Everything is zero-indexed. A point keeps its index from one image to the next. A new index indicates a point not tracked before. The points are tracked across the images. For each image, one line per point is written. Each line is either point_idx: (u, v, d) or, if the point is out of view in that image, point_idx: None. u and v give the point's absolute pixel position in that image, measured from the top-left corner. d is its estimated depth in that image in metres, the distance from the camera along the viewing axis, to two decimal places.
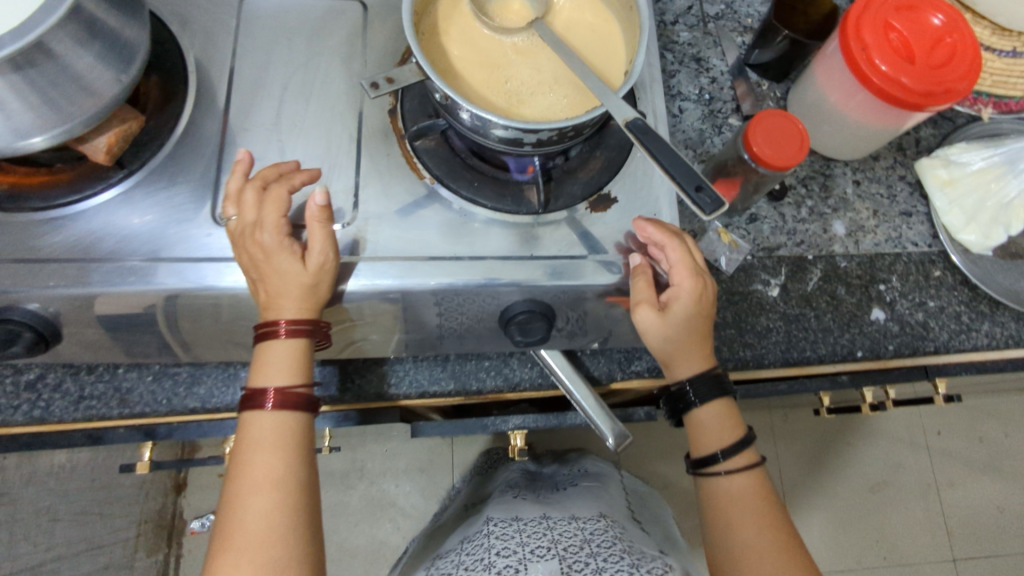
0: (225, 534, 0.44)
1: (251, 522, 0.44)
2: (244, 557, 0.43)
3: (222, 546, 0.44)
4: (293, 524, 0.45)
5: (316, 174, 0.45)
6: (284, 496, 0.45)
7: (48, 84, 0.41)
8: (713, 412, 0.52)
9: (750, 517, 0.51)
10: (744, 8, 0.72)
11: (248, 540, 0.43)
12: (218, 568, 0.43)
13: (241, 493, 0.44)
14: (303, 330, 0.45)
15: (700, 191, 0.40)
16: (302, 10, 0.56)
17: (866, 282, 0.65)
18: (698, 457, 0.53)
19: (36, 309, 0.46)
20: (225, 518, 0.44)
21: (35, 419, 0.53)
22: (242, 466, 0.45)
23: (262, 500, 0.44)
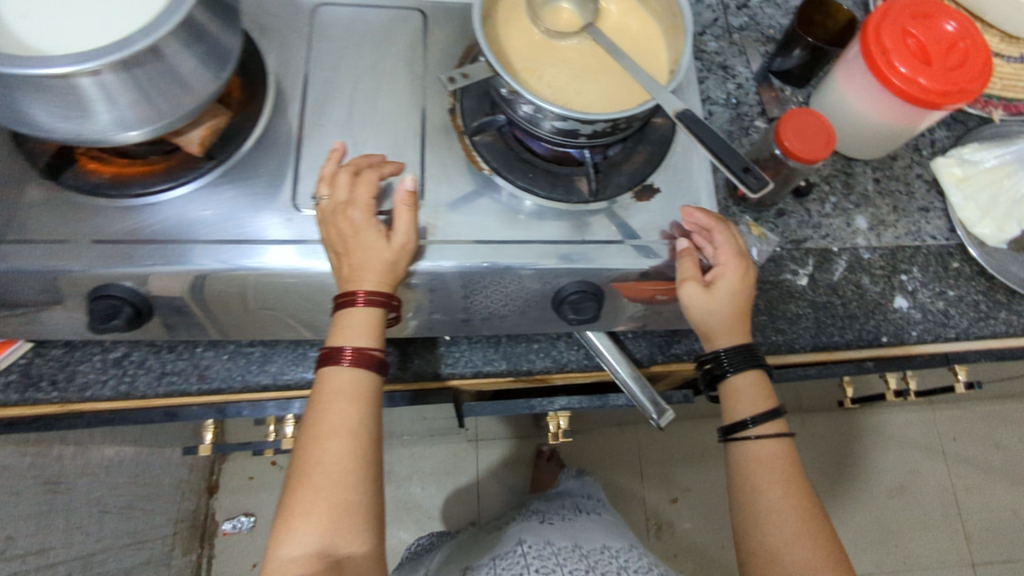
0: (303, 472, 0.48)
1: (329, 463, 0.48)
2: (320, 495, 0.47)
3: (300, 482, 0.47)
4: (364, 470, 0.49)
5: (404, 164, 0.52)
6: (358, 443, 0.49)
7: (148, 84, 0.45)
8: (750, 380, 0.56)
9: (775, 480, 0.54)
10: (766, 20, 0.78)
11: (326, 480, 0.47)
12: (295, 503, 0.47)
13: (320, 435, 0.48)
14: (380, 302, 0.50)
15: (747, 171, 0.44)
16: (370, 20, 0.61)
17: (889, 272, 0.69)
18: (728, 423, 0.56)
19: (132, 288, 0.51)
20: (303, 457, 0.48)
21: (121, 394, 0.58)
22: (322, 412, 0.49)
23: (340, 444, 0.48)
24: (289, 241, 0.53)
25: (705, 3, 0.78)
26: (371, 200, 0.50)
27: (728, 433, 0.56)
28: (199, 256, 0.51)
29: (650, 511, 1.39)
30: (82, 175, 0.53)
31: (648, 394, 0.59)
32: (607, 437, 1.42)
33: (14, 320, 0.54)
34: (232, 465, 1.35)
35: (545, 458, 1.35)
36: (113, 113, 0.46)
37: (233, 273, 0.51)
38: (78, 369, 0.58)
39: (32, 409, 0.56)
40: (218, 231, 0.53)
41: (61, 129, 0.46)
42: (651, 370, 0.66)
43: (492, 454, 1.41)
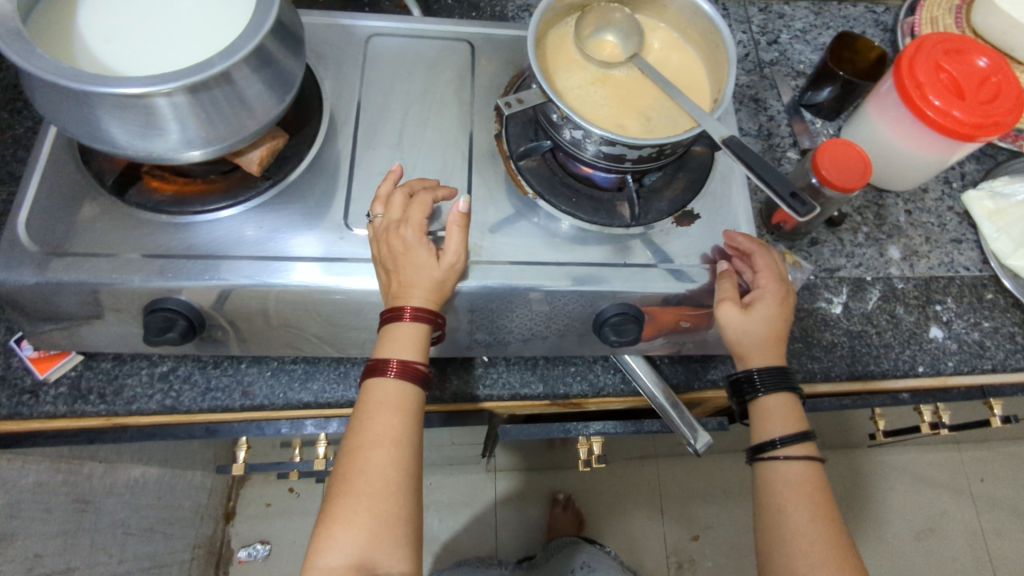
0: (346, 480, 0.48)
1: (372, 472, 0.48)
2: (362, 503, 0.47)
3: (342, 490, 0.48)
4: (406, 481, 0.49)
5: (458, 187, 0.53)
6: (401, 454, 0.49)
7: (216, 105, 0.47)
8: (780, 401, 0.56)
9: (802, 502, 0.53)
10: (796, 56, 0.81)
11: (368, 489, 0.47)
12: (336, 510, 0.47)
13: (364, 444, 0.49)
14: (425, 319, 0.50)
15: (794, 196, 0.45)
16: (422, 50, 0.65)
17: (923, 302, 0.69)
18: (756, 442, 0.56)
19: (187, 300, 0.53)
20: (346, 466, 0.49)
21: (166, 408, 0.59)
22: (366, 422, 0.50)
23: (382, 454, 0.49)
24: (313, 258, 0.54)
25: (736, 40, 0.81)
26: (424, 220, 0.52)
27: (756, 452, 0.56)
28: (226, 271, 0.52)
29: (671, 548, 1.36)
30: (145, 193, 0.55)
31: (684, 420, 0.59)
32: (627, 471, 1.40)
33: (67, 331, 0.56)
34: (250, 492, 1.34)
35: (561, 506, 1.33)
36: (182, 133, 0.48)
37: (259, 289, 0.53)
38: (126, 383, 0.59)
39: (80, 421, 0.58)
40: (269, 246, 0.54)
41: (133, 147, 0.48)
42: (686, 396, 0.67)
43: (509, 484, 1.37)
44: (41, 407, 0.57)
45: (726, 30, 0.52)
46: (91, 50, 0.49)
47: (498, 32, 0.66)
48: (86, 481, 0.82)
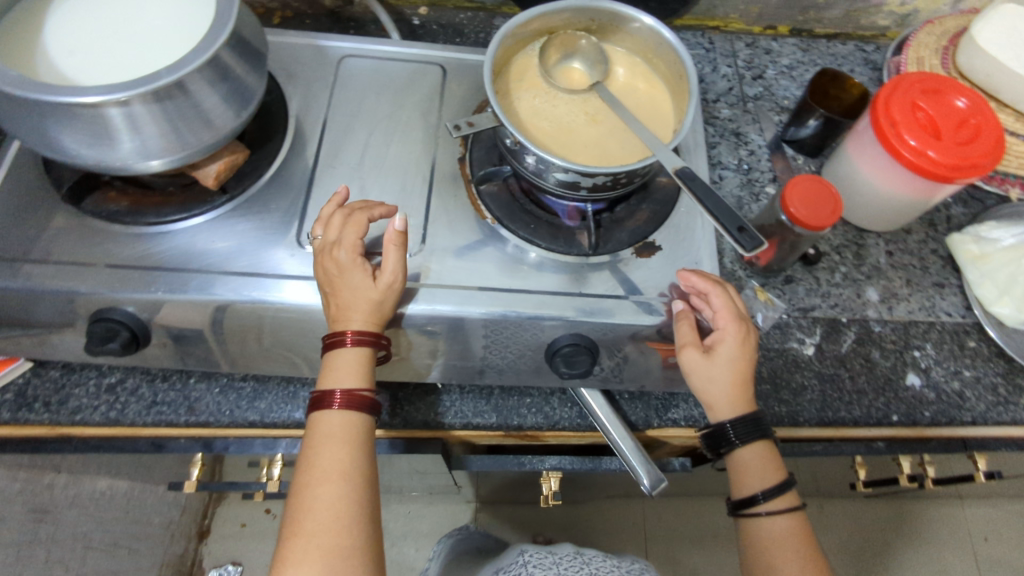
0: (294, 521, 0.46)
1: (321, 509, 0.46)
2: (312, 543, 0.45)
3: (292, 532, 0.46)
4: (359, 513, 0.47)
5: (393, 205, 0.52)
6: (351, 487, 0.47)
7: (178, 116, 0.47)
8: (757, 453, 0.54)
9: (792, 560, 0.51)
10: (781, 91, 0.80)
11: (317, 526, 0.45)
12: (288, 553, 0.45)
13: (311, 481, 0.47)
14: (367, 342, 0.49)
15: (742, 231, 0.45)
16: (394, 72, 0.65)
17: (901, 347, 0.67)
18: (738, 498, 0.54)
19: (133, 312, 0.53)
20: (295, 505, 0.47)
21: (110, 421, 0.59)
22: (312, 457, 0.48)
23: (332, 489, 0.47)
24: (302, 276, 0.54)
25: (720, 74, 0.81)
26: (358, 239, 0.50)
27: (737, 507, 0.54)
28: (219, 286, 0.52)
29: None
30: (102, 202, 0.55)
31: (639, 460, 0.57)
32: (612, 508, 1.34)
33: (16, 338, 0.55)
34: (226, 511, 1.32)
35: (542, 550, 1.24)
36: (137, 142, 0.48)
37: (257, 306, 0.52)
38: (72, 393, 0.60)
39: (25, 430, 0.58)
40: (253, 262, 0.54)
41: (87, 156, 0.48)
42: (647, 434, 0.65)
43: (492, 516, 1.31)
44: None
45: (689, 60, 0.52)
46: (52, 60, 0.50)
47: (471, 57, 0.67)
48: (46, 491, 0.81)
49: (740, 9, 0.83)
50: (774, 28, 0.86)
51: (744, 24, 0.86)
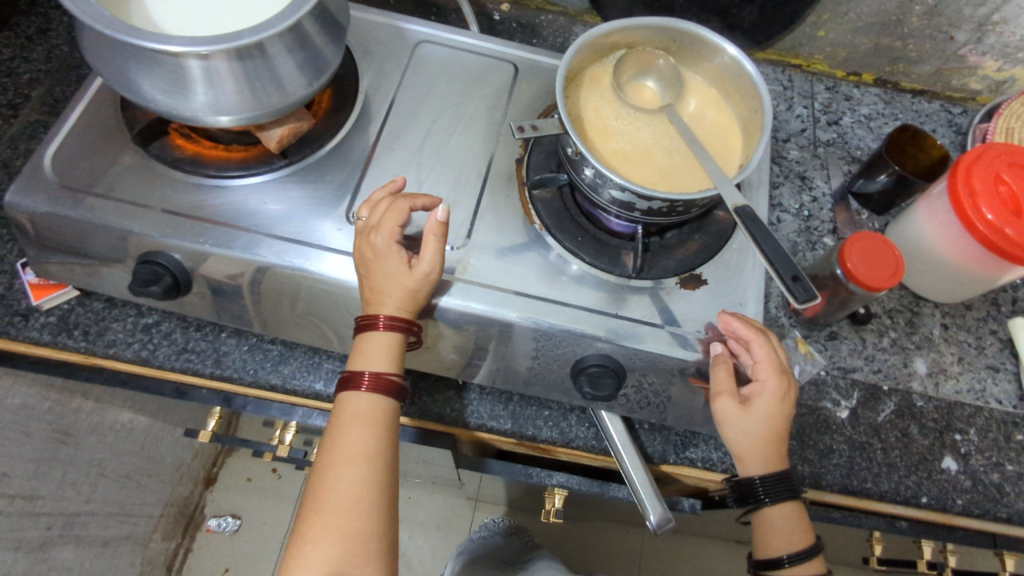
0: (316, 498, 0.46)
1: (342, 490, 0.46)
2: (332, 522, 0.45)
3: (312, 509, 0.46)
4: (378, 497, 0.47)
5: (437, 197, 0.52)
6: (372, 470, 0.47)
7: (254, 77, 0.49)
8: (784, 513, 0.54)
9: None
10: (855, 141, 0.77)
11: (338, 506, 0.46)
12: (307, 528, 0.45)
13: (334, 462, 0.47)
14: (400, 328, 0.50)
15: (796, 281, 0.43)
16: (467, 64, 0.65)
17: (942, 427, 0.64)
18: (763, 556, 0.55)
19: (178, 260, 0.54)
20: (317, 483, 0.47)
21: (141, 359, 0.61)
22: (337, 436, 0.48)
23: (354, 471, 0.47)
24: (344, 251, 0.54)
25: (795, 113, 0.78)
26: (396, 226, 0.50)
27: (762, 567, 0.55)
28: (263, 248, 0.53)
29: None
30: (167, 147, 0.57)
31: (648, 493, 0.56)
32: (612, 533, 1.31)
33: (69, 263, 0.57)
34: (235, 463, 1.35)
35: None
36: (209, 97, 0.49)
37: (295, 273, 0.53)
38: (110, 326, 0.62)
39: (61, 353, 0.61)
40: (300, 228, 0.54)
41: (160, 102, 0.49)
42: (661, 468, 0.63)
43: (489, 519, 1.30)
44: (27, 331, 0.60)
45: (767, 96, 0.50)
46: (145, 6, 0.51)
47: (546, 60, 0.66)
48: (72, 414, 0.84)
49: (827, 50, 0.81)
50: (859, 75, 0.83)
51: (828, 67, 0.83)
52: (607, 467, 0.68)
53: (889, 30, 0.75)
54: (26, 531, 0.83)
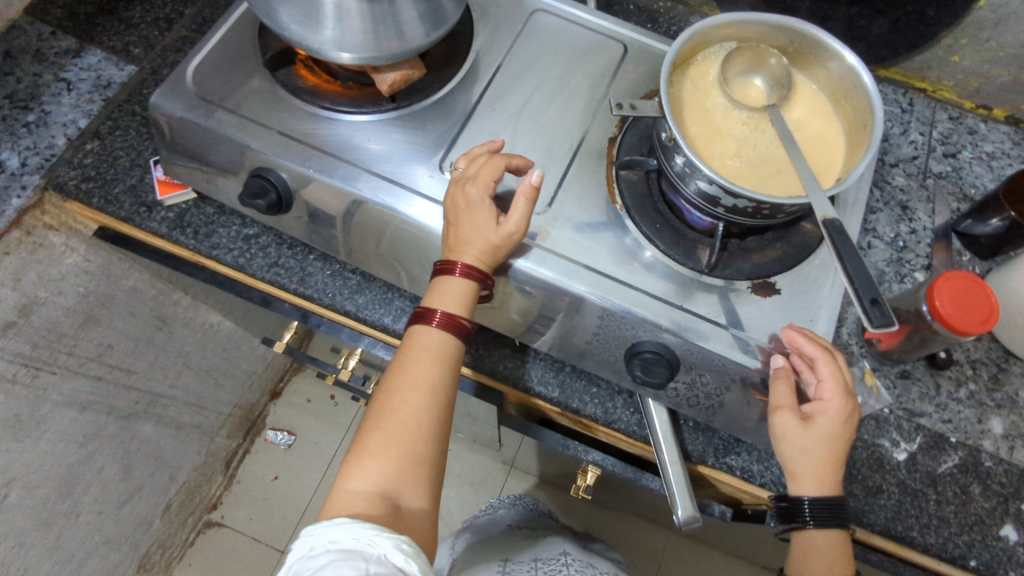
0: (380, 415, 0.49)
1: (406, 413, 0.49)
2: (393, 439, 0.48)
3: (375, 425, 0.49)
4: (435, 427, 0.50)
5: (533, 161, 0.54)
6: (434, 401, 0.50)
7: (380, 19, 0.52)
8: (830, 540, 0.53)
9: None
10: (971, 178, 0.72)
11: (399, 426, 0.49)
12: (368, 441, 0.48)
13: (401, 386, 0.50)
14: (474, 278, 0.52)
15: (874, 304, 0.42)
16: (577, 37, 0.66)
17: (1008, 493, 0.60)
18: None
19: (284, 180, 0.59)
20: (382, 403, 0.50)
21: (237, 265, 0.67)
22: (407, 364, 0.51)
23: (418, 397, 0.50)
24: (433, 197, 0.57)
25: (909, 138, 0.74)
26: (491, 180, 0.53)
27: None
28: (360, 182, 0.57)
29: None
30: (292, 76, 0.62)
31: (680, 488, 0.56)
32: (636, 527, 1.31)
33: (194, 168, 0.64)
34: (298, 382, 1.45)
35: None
36: (337, 33, 0.52)
37: (384, 210, 0.57)
38: (217, 231, 0.68)
39: (173, 246, 0.68)
40: (397, 170, 0.58)
41: (293, 32, 0.53)
42: (698, 468, 0.64)
43: (520, 487, 1.33)
44: (149, 222, 0.67)
45: (878, 112, 0.49)
46: None
47: (657, 45, 0.66)
48: (171, 306, 0.93)
49: (959, 77, 0.76)
50: (989, 109, 0.77)
51: (956, 95, 0.78)
52: (643, 456, 0.68)
53: None
54: (118, 400, 0.94)
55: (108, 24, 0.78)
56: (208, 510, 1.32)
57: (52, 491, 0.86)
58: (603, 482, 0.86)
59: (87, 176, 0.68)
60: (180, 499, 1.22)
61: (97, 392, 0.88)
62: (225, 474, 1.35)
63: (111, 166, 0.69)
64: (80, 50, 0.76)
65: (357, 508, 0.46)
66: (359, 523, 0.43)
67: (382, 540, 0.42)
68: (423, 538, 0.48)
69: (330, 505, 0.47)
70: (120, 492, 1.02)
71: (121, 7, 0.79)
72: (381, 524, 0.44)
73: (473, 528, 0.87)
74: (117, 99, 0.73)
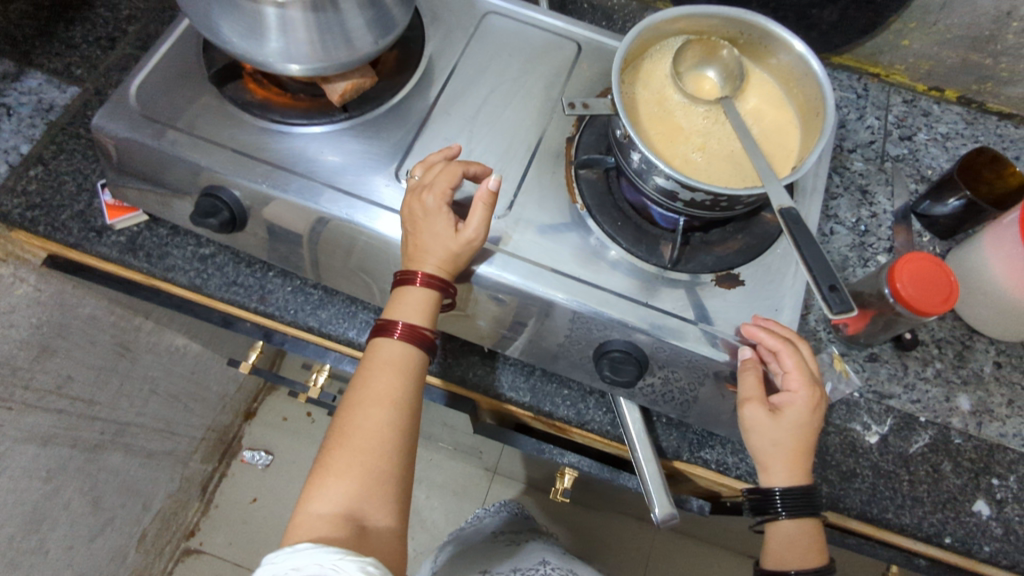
0: (342, 433, 0.48)
1: (369, 429, 0.48)
2: (356, 458, 0.47)
3: (337, 443, 0.48)
4: (400, 443, 0.49)
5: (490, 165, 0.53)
6: (398, 415, 0.49)
7: (326, 29, 0.51)
8: (802, 528, 0.53)
9: None
10: (927, 159, 0.73)
11: (363, 443, 0.47)
12: (331, 461, 0.47)
13: (363, 402, 0.49)
14: (435, 287, 0.51)
15: (833, 291, 0.42)
16: (531, 38, 0.66)
17: (979, 469, 0.60)
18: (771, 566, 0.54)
19: (237, 197, 0.57)
20: (344, 420, 0.49)
21: (195, 286, 0.65)
22: (368, 379, 0.50)
23: (381, 413, 0.49)
24: (390, 207, 0.56)
25: (865, 124, 0.75)
26: (448, 188, 0.52)
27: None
28: (315, 195, 0.55)
29: None
30: (240, 90, 0.60)
31: (655, 486, 0.56)
32: (622, 525, 1.31)
33: (143, 189, 0.62)
34: (274, 401, 1.42)
35: None
36: (282, 45, 0.51)
37: (340, 222, 0.55)
38: (171, 252, 0.66)
39: (126, 271, 0.66)
40: (352, 180, 0.57)
41: (237, 46, 0.52)
42: (673, 464, 0.63)
43: (504, 493, 1.32)
44: (99, 247, 0.65)
45: (830, 99, 0.49)
46: None
47: (611, 42, 0.66)
48: (133, 331, 0.91)
49: (910, 61, 0.77)
50: (941, 91, 0.79)
51: (909, 79, 0.79)
52: (619, 455, 0.68)
53: (981, 45, 0.72)
54: (81, 432, 0.90)
55: (49, 46, 0.75)
56: (186, 538, 1.28)
57: (16, 530, 0.83)
58: (583, 484, 0.85)
59: (31, 203, 0.66)
60: (155, 529, 1.19)
61: (58, 425, 0.85)
62: (202, 499, 1.31)
63: (57, 192, 0.67)
64: (19, 73, 0.73)
65: (320, 531, 0.44)
66: (322, 547, 0.41)
67: (346, 564, 0.40)
68: (393, 557, 0.46)
69: (293, 529, 0.45)
70: (90, 526, 0.99)
71: (61, 28, 0.76)
72: (346, 546, 0.43)
73: (456, 539, 0.86)
74: (61, 121, 0.71)
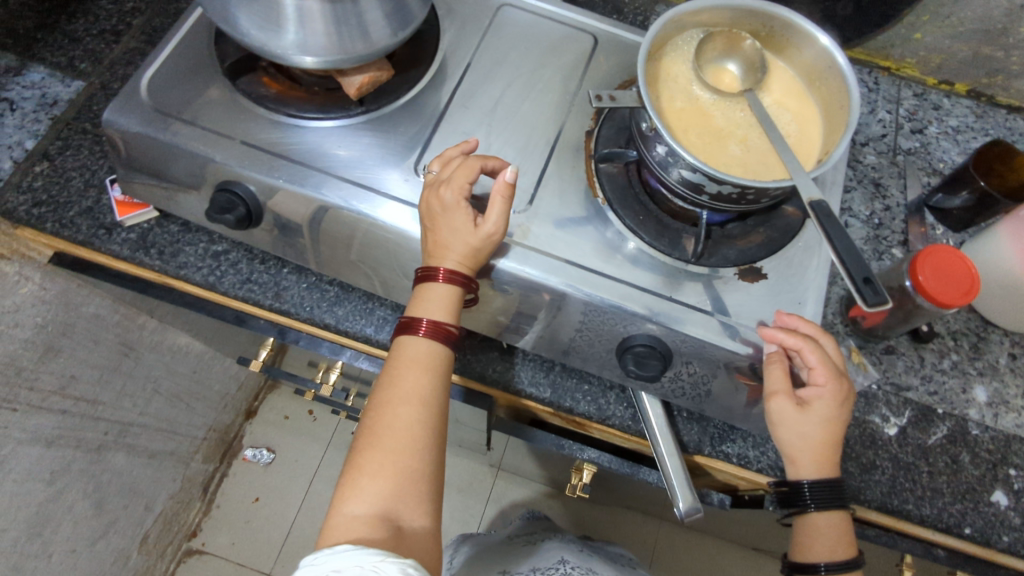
0: (372, 433, 0.47)
1: (400, 428, 0.47)
2: (389, 458, 0.46)
3: (368, 444, 0.47)
4: (431, 440, 0.48)
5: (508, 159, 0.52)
6: (428, 413, 0.49)
7: (344, 21, 0.50)
8: (832, 522, 0.53)
9: None
10: (939, 153, 0.74)
11: (394, 442, 0.47)
12: (363, 462, 0.46)
13: (392, 402, 0.48)
14: (458, 282, 0.51)
15: (867, 283, 0.42)
16: (547, 31, 0.65)
17: (997, 459, 0.61)
18: (800, 560, 0.54)
19: (253, 192, 0.56)
20: (373, 420, 0.48)
21: (208, 283, 0.64)
22: (395, 378, 0.49)
23: (410, 411, 0.48)
24: (407, 201, 0.55)
25: (877, 117, 0.76)
26: (465, 183, 0.51)
27: (795, 569, 0.54)
28: (331, 190, 0.54)
29: None
30: (254, 84, 0.59)
31: (680, 481, 0.56)
32: (627, 519, 1.31)
33: (154, 185, 0.61)
34: (275, 400, 1.41)
35: None
36: (299, 36, 0.50)
37: (358, 218, 0.54)
38: (183, 249, 0.65)
39: (137, 269, 0.65)
40: (368, 175, 0.56)
41: (254, 38, 0.51)
42: (694, 458, 0.63)
43: (509, 489, 1.32)
44: (109, 244, 0.64)
45: (856, 90, 0.49)
46: None
47: (627, 35, 0.66)
48: (136, 330, 0.89)
49: (921, 54, 0.77)
50: (951, 84, 0.79)
51: (919, 73, 0.79)
52: (639, 450, 0.68)
53: (993, 38, 0.72)
54: (85, 432, 0.89)
55: (51, 39, 0.74)
56: (188, 538, 1.27)
57: (21, 533, 0.81)
58: (597, 479, 0.85)
59: (38, 200, 0.65)
60: (157, 530, 1.17)
61: (62, 426, 0.84)
62: (204, 499, 1.30)
63: (63, 188, 0.66)
64: (21, 67, 0.71)
65: (357, 533, 0.44)
66: (361, 549, 0.41)
67: (387, 566, 0.40)
68: (428, 557, 0.46)
69: (328, 532, 0.45)
70: (92, 527, 0.97)
71: (64, 21, 0.75)
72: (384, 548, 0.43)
73: (471, 538, 0.86)
74: (66, 116, 0.69)
